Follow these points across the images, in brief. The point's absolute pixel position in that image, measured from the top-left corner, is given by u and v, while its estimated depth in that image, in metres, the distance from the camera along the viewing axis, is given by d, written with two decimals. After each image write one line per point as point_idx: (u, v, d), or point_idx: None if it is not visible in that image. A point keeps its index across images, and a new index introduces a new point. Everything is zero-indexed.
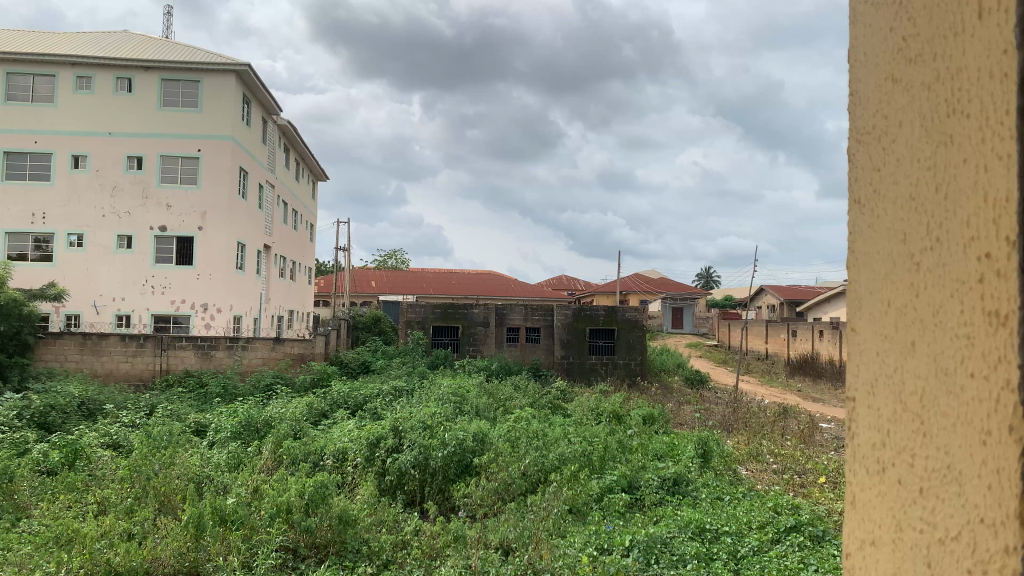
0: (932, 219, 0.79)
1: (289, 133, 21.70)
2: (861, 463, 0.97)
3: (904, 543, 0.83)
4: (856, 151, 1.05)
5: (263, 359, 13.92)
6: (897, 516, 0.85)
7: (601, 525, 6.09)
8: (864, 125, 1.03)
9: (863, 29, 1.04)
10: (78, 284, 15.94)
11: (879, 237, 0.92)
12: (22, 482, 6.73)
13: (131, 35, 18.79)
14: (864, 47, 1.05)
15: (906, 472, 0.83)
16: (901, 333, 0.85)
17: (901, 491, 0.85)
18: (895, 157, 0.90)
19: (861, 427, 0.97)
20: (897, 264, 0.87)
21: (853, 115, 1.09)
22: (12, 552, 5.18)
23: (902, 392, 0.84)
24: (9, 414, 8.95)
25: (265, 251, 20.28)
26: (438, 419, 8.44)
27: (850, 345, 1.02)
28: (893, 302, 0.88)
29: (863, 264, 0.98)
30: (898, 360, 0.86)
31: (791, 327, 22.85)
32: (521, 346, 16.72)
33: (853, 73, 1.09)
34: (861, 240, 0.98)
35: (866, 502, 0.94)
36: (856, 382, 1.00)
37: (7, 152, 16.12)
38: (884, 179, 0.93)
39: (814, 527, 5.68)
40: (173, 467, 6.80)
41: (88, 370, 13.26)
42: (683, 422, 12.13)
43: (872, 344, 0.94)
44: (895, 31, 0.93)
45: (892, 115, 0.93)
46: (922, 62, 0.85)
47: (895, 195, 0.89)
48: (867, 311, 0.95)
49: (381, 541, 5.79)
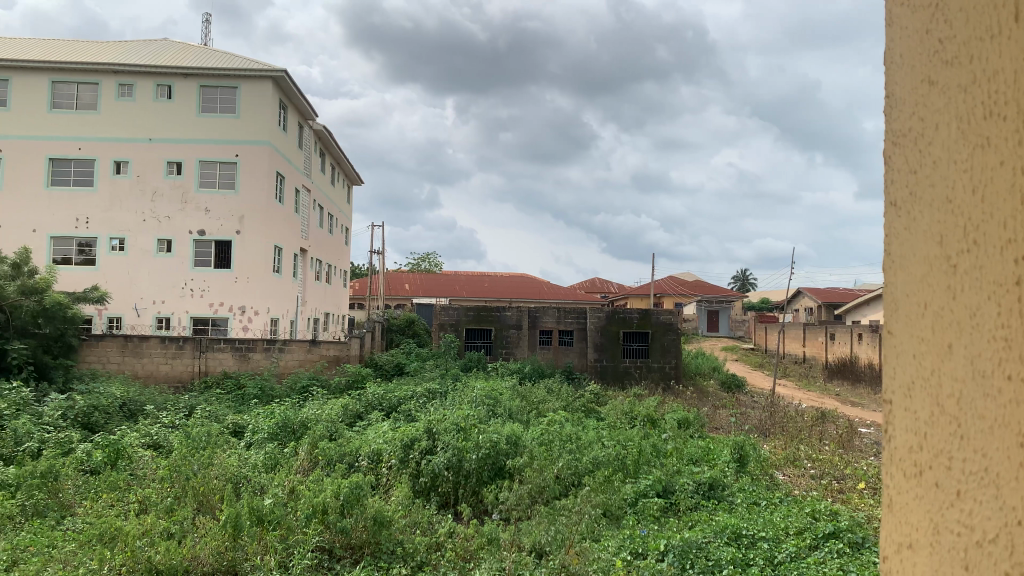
0: (968, 220, 0.78)
1: (325, 138, 21.94)
2: (898, 466, 0.94)
3: (940, 545, 0.81)
4: (892, 154, 1.02)
5: (299, 361, 14.08)
6: (934, 518, 0.83)
7: (636, 530, 6.06)
8: (899, 128, 1.00)
9: (900, 31, 1.02)
10: (120, 287, 16.30)
11: (915, 237, 0.90)
12: (67, 481, 6.89)
13: (171, 43, 19.15)
14: (900, 48, 1.02)
15: (943, 475, 0.81)
16: (938, 335, 0.83)
17: (939, 494, 0.82)
18: (932, 159, 0.88)
19: (897, 430, 0.94)
20: (934, 266, 0.85)
21: (888, 117, 1.06)
22: (57, 549, 5.31)
23: (939, 394, 0.82)
24: (54, 414, 9.17)
25: (301, 255, 20.52)
26: (471, 421, 8.46)
27: (886, 348, 0.99)
28: (929, 304, 0.85)
29: (898, 267, 0.96)
30: (934, 361, 0.83)
31: (829, 330, 22.49)
32: (554, 349, 16.70)
33: (888, 75, 1.07)
34: (898, 243, 0.96)
35: (903, 505, 0.92)
36: (892, 386, 0.97)
37: (52, 158, 16.53)
38: (920, 181, 0.91)
39: (853, 534, 5.57)
40: (212, 468, 6.91)
41: (129, 372, 13.53)
42: (718, 426, 12.00)
43: (908, 347, 0.92)
44: (932, 32, 0.91)
45: (927, 118, 0.91)
46: (959, 64, 0.83)
47: (932, 197, 0.87)
48: (904, 314, 0.93)
49: (416, 543, 5.82)
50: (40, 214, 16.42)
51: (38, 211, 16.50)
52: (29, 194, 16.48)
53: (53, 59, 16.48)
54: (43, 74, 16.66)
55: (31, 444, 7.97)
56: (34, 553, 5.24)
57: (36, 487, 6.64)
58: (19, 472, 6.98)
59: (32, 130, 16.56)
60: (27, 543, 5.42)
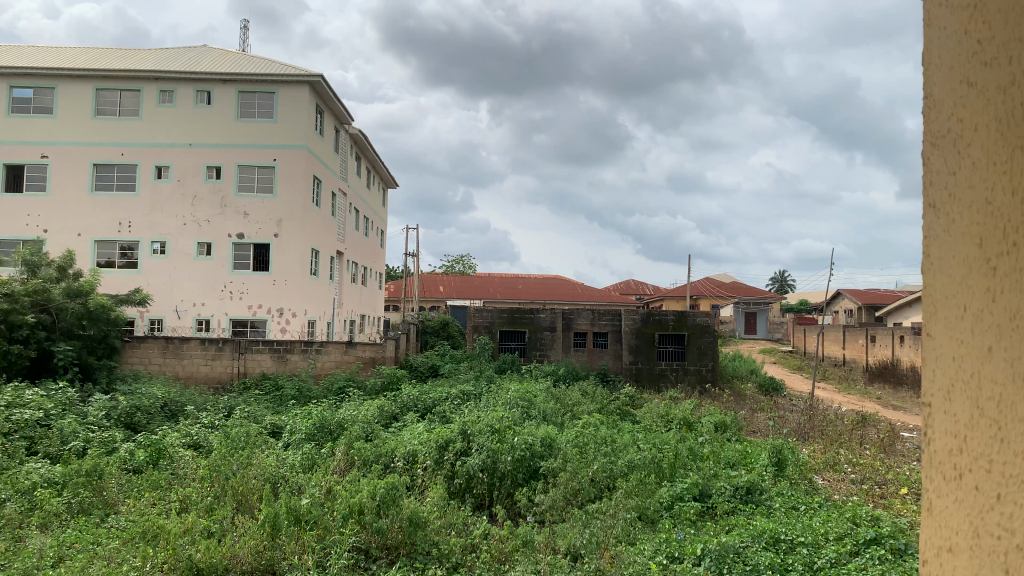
0: (1007, 224, 0.76)
1: (361, 142, 22.15)
2: (937, 469, 0.92)
3: (982, 549, 0.79)
4: (929, 155, 1.00)
5: (336, 362, 14.22)
6: (974, 521, 0.81)
7: (672, 534, 6.01)
8: (936, 129, 0.98)
9: (937, 31, 0.99)
10: (161, 290, 16.63)
11: (955, 239, 0.88)
12: (110, 480, 7.03)
13: (210, 49, 19.47)
14: (936, 49, 0.99)
15: (983, 478, 0.79)
16: (978, 338, 0.81)
17: (979, 498, 0.80)
18: (971, 160, 0.85)
19: (936, 433, 0.92)
20: (972, 268, 0.83)
21: (926, 118, 1.03)
22: (101, 546, 5.42)
23: (978, 397, 0.80)
24: (98, 414, 9.38)
25: (337, 257, 20.73)
26: (506, 423, 8.47)
27: (924, 351, 0.97)
28: (969, 307, 0.83)
29: (935, 269, 0.93)
30: (975, 365, 0.81)
31: (870, 332, 22.07)
32: (589, 351, 16.65)
33: (925, 75, 1.04)
34: (935, 245, 0.94)
35: (942, 508, 0.90)
36: (932, 389, 0.94)
37: (96, 164, 16.91)
38: (959, 181, 0.88)
39: (895, 540, 5.44)
40: (251, 468, 7.00)
41: (170, 373, 13.78)
42: (756, 430, 11.85)
43: (946, 349, 0.89)
44: (969, 33, 0.89)
45: (967, 119, 0.88)
46: (998, 65, 0.82)
47: (969, 199, 0.84)
48: (942, 316, 0.91)
49: (451, 544, 5.84)
50: (85, 218, 16.81)
51: (83, 215, 16.89)
52: (74, 199, 16.87)
53: (97, 67, 16.86)
54: (87, 81, 17.05)
55: (76, 443, 8.15)
56: (79, 550, 5.36)
57: (81, 485, 6.80)
58: (65, 470, 7.15)
59: (77, 137, 16.96)
60: (73, 539, 5.55)
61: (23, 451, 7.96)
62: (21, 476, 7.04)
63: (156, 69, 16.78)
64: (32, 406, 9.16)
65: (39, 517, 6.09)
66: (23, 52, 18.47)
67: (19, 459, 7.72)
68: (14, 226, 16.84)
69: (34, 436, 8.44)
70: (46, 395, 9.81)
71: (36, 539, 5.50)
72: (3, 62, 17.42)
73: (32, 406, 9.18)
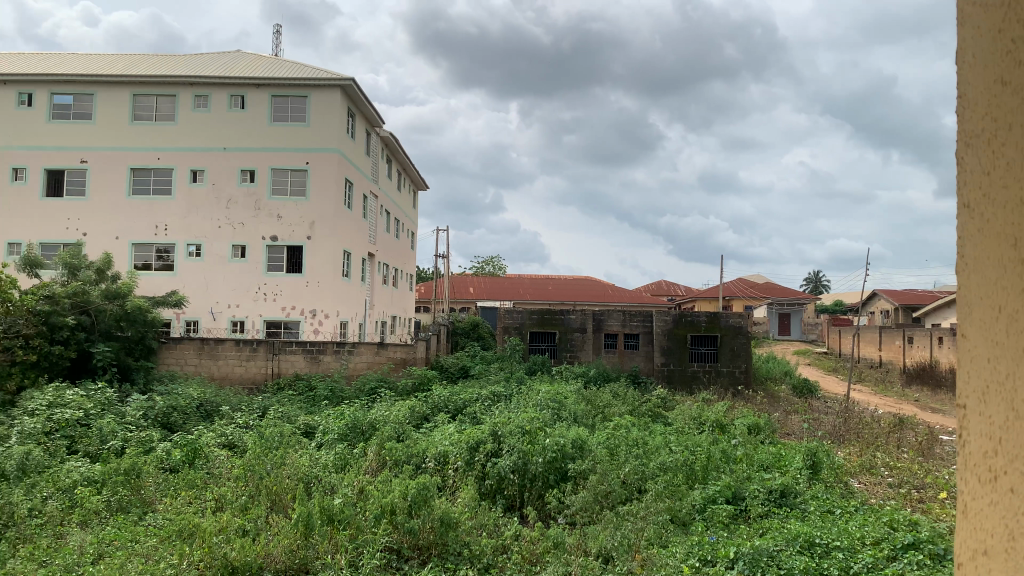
0: None
1: (392, 144, 22.29)
2: (972, 471, 0.90)
3: (1017, 553, 0.77)
4: (965, 155, 0.97)
5: (368, 363, 14.31)
6: (1009, 524, 0.79)
7: (705, 536, 5.95)
8: (970, 129, 0.96)
9: (971, 27, 0.97)
10: (196, 292, 16.89)
11: (991, 237, 0.85)
12: (148, 479, 7.14)
13: (244, 54, 19.73)
14: (971, 47, 0.97)
15: (1019, 481, 0.77)
16: (1011, 341, 0.79)
17: (1014, 501, 0.78)
18: (1005, 161, 0.83)
19: (972, 434, 0.90)
20: (1007, 269, 0.81)
21: (960, 119, 1.01)
22: (140, 544, 5.52)
23: (1015, 400, 0.78)
24: (136, 414, 9.55)
25: (369, 259, 20.88)
26: (537, 424, 8.45)
27: (960, 352, 0.94)
28: (1003, 308, 0.81)
29: (970, 268, 0.91)
30: (1009, 366, 0.79)
31: (907, 333, 21.68)
32: (620, 353, 16.59)
33: (960, 75, 1.01)
34: (971, 245, 0.91)
35: (977, 510, 0.88)
36: (966, 390, 0.92)
37: (134, 168, 17.23)
38: (994, 181, 0.86)
39: (934, 545, 5.33)
40: (284, 467, 7.08)
41: (205, 373, 13.97)
42: (790, 433, 11.69)
43: (982, 351, 0.87)
44: (1003, 33, 0.86)
45: (1002, 118, 0.86)
46: None
47: (1005, 200, 0.82)
48: (979, 317, 0.88)
49: (483, 545, 5.85)
50: (122, 222, 17.12)
51: (120, 219, 17.21)
52: (112, 203, 17.20)
53: (134, 72, 17.17)
54: (125, 87, 17.37)
55: (114, 442, 8.31)
56: (117, 547, 5.46)
57: (120, 483, 6.93)
58: (105, 469, 7.29)
59: (115, 141, 17.29)
60: (112, 537, 5.65)
61: (64, 450, 8.14)
62: (62, 474, 7.19)
63: (191, 74, 17.05)
64: (73, 406, 9.36)
65: (80, 514, 6.22)
66: (63, 60, 18.87)
67: (60, 458, 7.90)
68: (54, 230, 17.21)
69: (74, 436, 8.62)
70: (86, 396, 10.01)
71: (77, 536, 5.63)
72: (44, 70, 17.80)
73: (72, 406, 9.38)
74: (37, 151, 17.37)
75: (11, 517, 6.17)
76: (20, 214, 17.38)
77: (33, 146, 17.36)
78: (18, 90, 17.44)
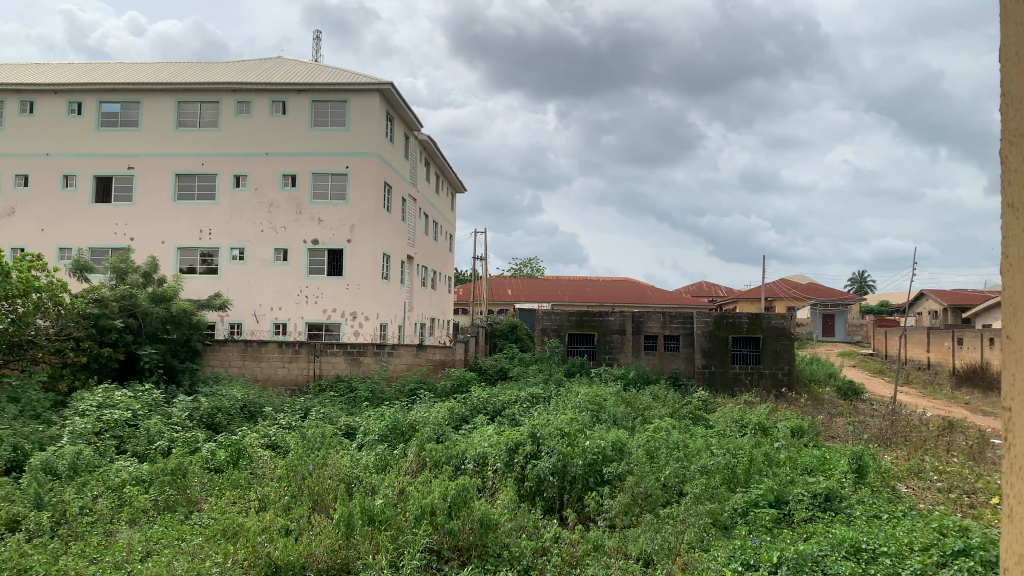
0: None
1: (430, 147, 22.43)
2: (1018, 476, 0.87)
3: None
4: (1008, 154, 0.94)
5: (407, 365, 14.40)
6: None
7: (747, 540, 5.86)
8: (1015, 126, 0.92)
9: (1014, 21, 0.93)
10: (240, 295, 17.19)
11: None
12: (194, 478, 7.28)
13: (285, 61, 20.02)
14: (1014, 42, 0.94)
15: None
16: None
17: None
18: None
19: (1018, 439, 0.87)
20: None
21: (1004, 116, 0.98)
22: (186, 542, 5.62)
23: None
24: (182, 414, 9.74)
25: (408, 262, 21.04)
26: (576, 426, 8.41)
27: (1006, 355, 0.91)
28: None
29: (1015, 269, 0.88)
30: None
31: (956, 334, 21.14)
32: (659, 355, 16.46)
33: (1004, 71, 0.98)
34: (1015, 245, 0.88)
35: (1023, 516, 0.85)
36: (1013, 393, 0.89)
37: (179, 174, 17.59)
38: None
39: (986, 551, 5.17)
40: (326, 468, 7.15)
41: (249, 375, 14.19)
42: (835, 436, 11.47)
43: None
44: None
45: None
46: None
47: None
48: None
49: (522, 546, 5.85)
50: (168, 226, 17.50)
51: (166, 224, 17.60)
52: (158, 208, 17.58)
53: (179, 80, 17.52)
54: (170, 94, 17.72)
55: (161, 443, 8.49)
56: (164, 545, 5.56)
57: (166, 482, 7.07)
58: (152, 468, 7.46)
59: (161, 148, 17.67)
60: (159, 535, 5.77)
61: (113, 450, 8.34)
62: (111, 473, 7.37)
63: (234, 81, 17.35)
64: (121, 407, 9.59)
65: (129, 513, 6.37)
66: (111, 69, 19.33)
67: (109, 458, 8.09)
68: (103, 235, 17.66)
69: (123, 436, 8.83)
70: (134, 397, 10.23)
71: (125, 534, 5.76)
72: (92, 79, 18.25)
73: (121, 406, 9.60)
74: (87, 158, 17.83)
75: (63, 515, 6.35)
76: (71, 220, 17.86)
77: (83, 153, 17.82)
78: (68, 98, 17.91)
